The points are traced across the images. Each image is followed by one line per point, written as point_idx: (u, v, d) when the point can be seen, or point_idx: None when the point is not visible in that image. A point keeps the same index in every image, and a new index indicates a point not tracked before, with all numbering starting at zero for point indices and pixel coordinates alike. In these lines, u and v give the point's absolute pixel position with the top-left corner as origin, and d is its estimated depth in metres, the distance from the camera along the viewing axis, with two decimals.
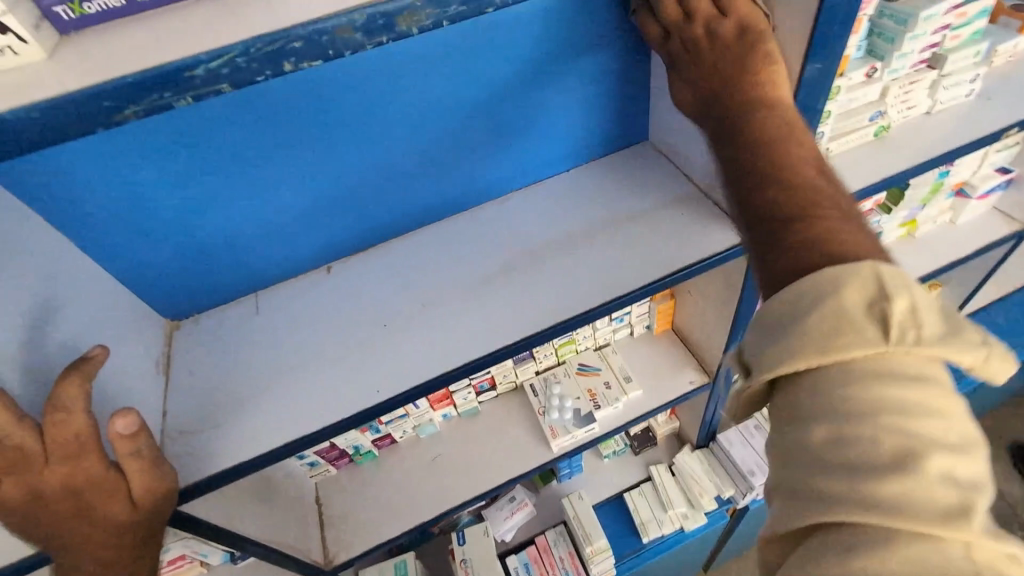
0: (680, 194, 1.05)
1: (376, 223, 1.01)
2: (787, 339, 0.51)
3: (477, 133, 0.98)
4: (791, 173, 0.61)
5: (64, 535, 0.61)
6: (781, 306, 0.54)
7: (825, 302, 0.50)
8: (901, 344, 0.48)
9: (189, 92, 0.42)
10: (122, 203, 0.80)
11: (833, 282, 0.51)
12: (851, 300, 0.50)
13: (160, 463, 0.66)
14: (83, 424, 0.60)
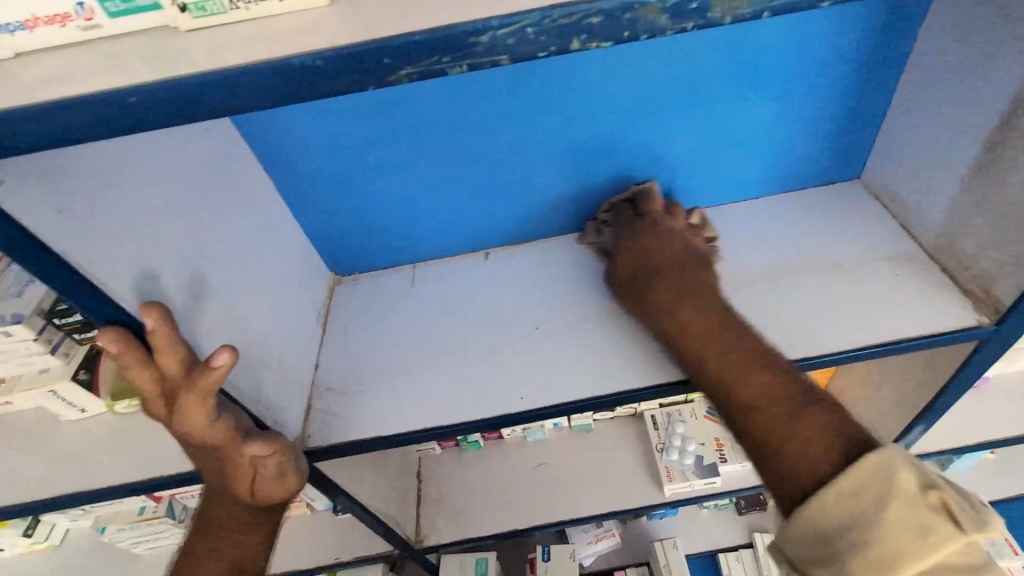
0: (899, 251, 0.89)
1: (543, 218, 0.97)
2: (842, 532, 0.53)
3: (672, 141, 0.90)
4: (745, 386, 0.66)
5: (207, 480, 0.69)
6: (828, 530, 0.53)
7: (877, 494, 0.52)
8: (941, 538, 0.49)
9: (467, 60, 0.37)
10: (318, 156, 0.82)
11: (875, 478, 0.53)
12: (900, 490, 0.52)
13: (285, 473, 0.69)
14: (209, 413, 0.58)
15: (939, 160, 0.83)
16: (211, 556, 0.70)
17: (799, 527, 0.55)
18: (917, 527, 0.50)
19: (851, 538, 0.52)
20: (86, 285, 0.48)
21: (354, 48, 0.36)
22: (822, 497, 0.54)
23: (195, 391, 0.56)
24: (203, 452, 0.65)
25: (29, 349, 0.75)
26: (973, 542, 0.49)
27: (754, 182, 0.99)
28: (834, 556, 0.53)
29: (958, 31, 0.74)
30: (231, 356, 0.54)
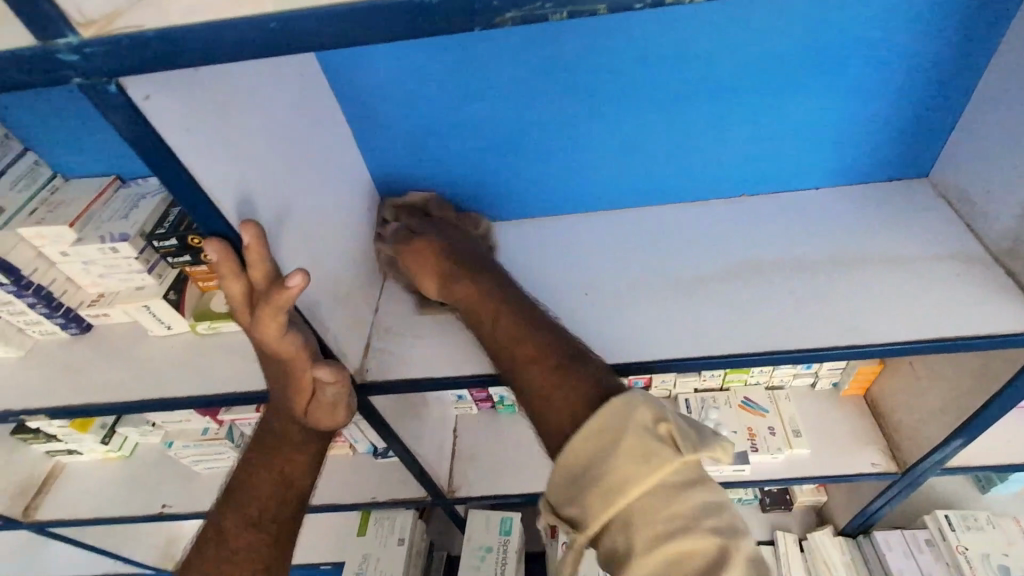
0: (961, 251, 0.87)
1: (600, 188, 1.00)
2: (589, 473, 0.56)
3: (734, 122, 0.92)
4: (514, 357, 0.72)
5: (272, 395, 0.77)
6: (573, 474, 0.57)
7: (615, 432, 0.56)
8: (644, 458, 0.53)
9: (567, 7, 0.40)
10: (396, 107, 0.89)
11: (607, 425, 0.57)
12: (628, 425, 0.56)
13: (338, 406, 0.75)
14: (280, 327, 0.64)
15: (1015, 159, 0.81)
16: (265, 464, 0.80)
17: (554, 472, 0.59)
18: (645, 461, 0.53)
19: (592, 476, 0.55)
20: (207, 202, 0.55)
21: None
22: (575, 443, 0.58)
23: (268, 302, 0.61)
24: (272, 365, 0.72)
25: (130, 266, 0.85)
26: (692, 462, 0.54)
27: (815, 171, 0.99)
28: (581, 496, 0.56)
29: None
30: (302, 279, 0.58)
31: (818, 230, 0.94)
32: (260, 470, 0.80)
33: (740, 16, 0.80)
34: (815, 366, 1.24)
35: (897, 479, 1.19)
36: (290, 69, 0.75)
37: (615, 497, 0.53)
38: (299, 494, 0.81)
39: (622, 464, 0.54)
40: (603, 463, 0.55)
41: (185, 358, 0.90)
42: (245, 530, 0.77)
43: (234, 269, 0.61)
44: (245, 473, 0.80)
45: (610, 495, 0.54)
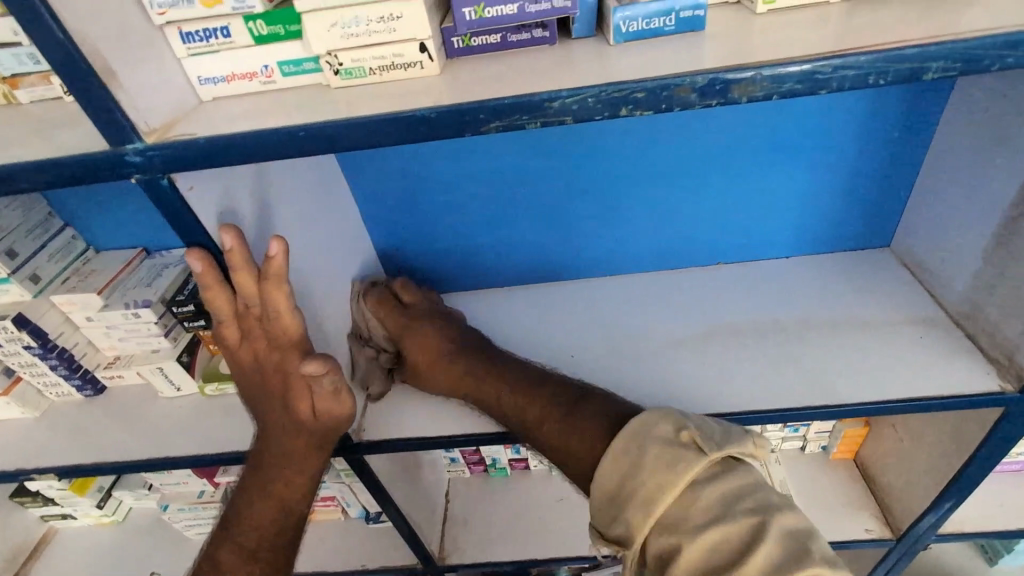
0: (921, 316, 0.94)
1: (585, 258, 1.09)
2: (638, 494, 0.59)
3: (706, 199, 1.01)
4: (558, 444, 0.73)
5: (270, 401, 0.70)
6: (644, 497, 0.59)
7: (641, 445, 0.62)
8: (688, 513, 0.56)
9: (540, 118, 0.49)
10: (400, 190, 0.99)
11: (640, 441, 0.62)
12: (653, 437, 0.62)
13: (339, 393, 0.69)
14: (289, 303, 0.63)
15: (959, 231, 0.89)
16: (269, 487, 0.75)
17: (595, 496, 0.64)
18: (761, 541, 0.52)
19: (632, 487, 0.60)
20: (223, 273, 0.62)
21: (461, 106, 0.49)
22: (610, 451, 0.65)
23: (269, 281, 0.60)
24: (270, 347, 0.66)
25: (149, 330, 0.91)
26: (719, 461, 0.58)
27: (786, 242, 1.07)
28: (622, 500, 0.61)
29: (974, 116, 0.83)
30: (281, 245, 0.59)
31: (788, 297, 1.01)
32: (266, 492, 0.75)
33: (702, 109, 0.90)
34: (802, 429, 1.27)
35: (896, 548, 1.15)
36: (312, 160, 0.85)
37: (657, 510, 0.57)
38: (299, 514, 0.78)
39: (676, 456, 0.59)
40: (663, 502, 0.57)
41: (193, 418, 0.95)
42: (256, 558, 0.76)
43: (245, 267, 0.60)
44: (246, 495, 0.76)
45: (651, 499, 0.58)
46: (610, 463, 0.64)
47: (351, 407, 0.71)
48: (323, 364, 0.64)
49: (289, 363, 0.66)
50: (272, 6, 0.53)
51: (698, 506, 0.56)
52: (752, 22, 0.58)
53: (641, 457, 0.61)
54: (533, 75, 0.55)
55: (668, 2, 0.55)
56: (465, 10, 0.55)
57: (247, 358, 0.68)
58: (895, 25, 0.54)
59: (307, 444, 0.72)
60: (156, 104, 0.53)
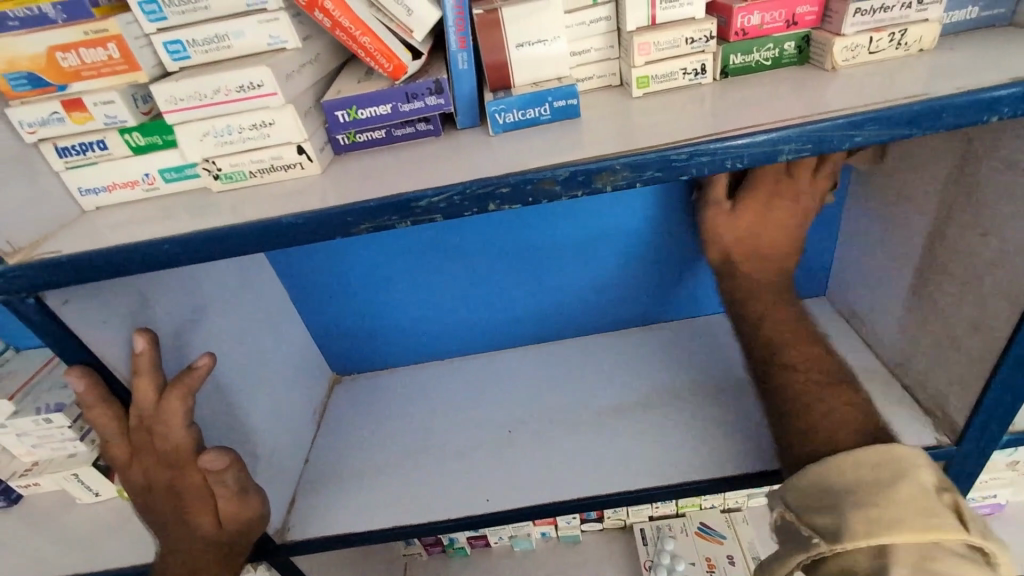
0: (858, 367, 0.93)
1: (525, 329, 1.06)
2: (887, 515, 0.53)
3: (641, 266, 0.99)
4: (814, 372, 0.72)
5: (169, 518, 0.65)
6: (819, 489, 0.58)
7: (898, 475, 0.55)
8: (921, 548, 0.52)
9: (409, 217, 0.49)
10: (329, 278, 0.96)
11: (902, 470, 0.55)
12: (921, 483, 0.55)
13: (246, 493, 0.66)
14: (186, 414, 0.60)
15: (882, 280, 0.90)
16: None
17: (804, 476, 0.60)
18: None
19: (875, 508, 0.54)
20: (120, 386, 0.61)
21: (329, 212, 0.49)
22: (865, 462, 0.57)
23: (169, 390, 0.60)
24: (163, 461, 0.62)
25: (63, 434, 0.87)
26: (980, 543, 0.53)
27: None
28: (835, 509, 0.56)
29: (876, 172, 0.86)
30: (209, 358, 0.62)
31: None
32: None
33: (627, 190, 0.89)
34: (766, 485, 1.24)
35: None
36: (220, 263, 0.84)
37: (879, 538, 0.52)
38: None
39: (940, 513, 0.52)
40: (890, 533, 0.52)
41: (112, 526, 0.90)
42: None
43: (150, 372, 0.59)
44: None
45: (886, 528, 0.52)
46: (862, 472, 0.57)
47: (262, 507, 0.69)
48: (228, 459, 0.63)
49: (187, 472, 0.63)
50: (147, 118, 0.54)
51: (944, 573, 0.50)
52: (629, 104, 0.59)
53: (924, 498, 0.54)
54: (412, 169, 0.55)
55: (541, 93, 0.56)
56: (339, 113, 0.56)
57: (139, 477, 0.64)
58: (759, 105, 0.55)
59: (213, 562, 0.67)
60: (25, 222, 0.52)
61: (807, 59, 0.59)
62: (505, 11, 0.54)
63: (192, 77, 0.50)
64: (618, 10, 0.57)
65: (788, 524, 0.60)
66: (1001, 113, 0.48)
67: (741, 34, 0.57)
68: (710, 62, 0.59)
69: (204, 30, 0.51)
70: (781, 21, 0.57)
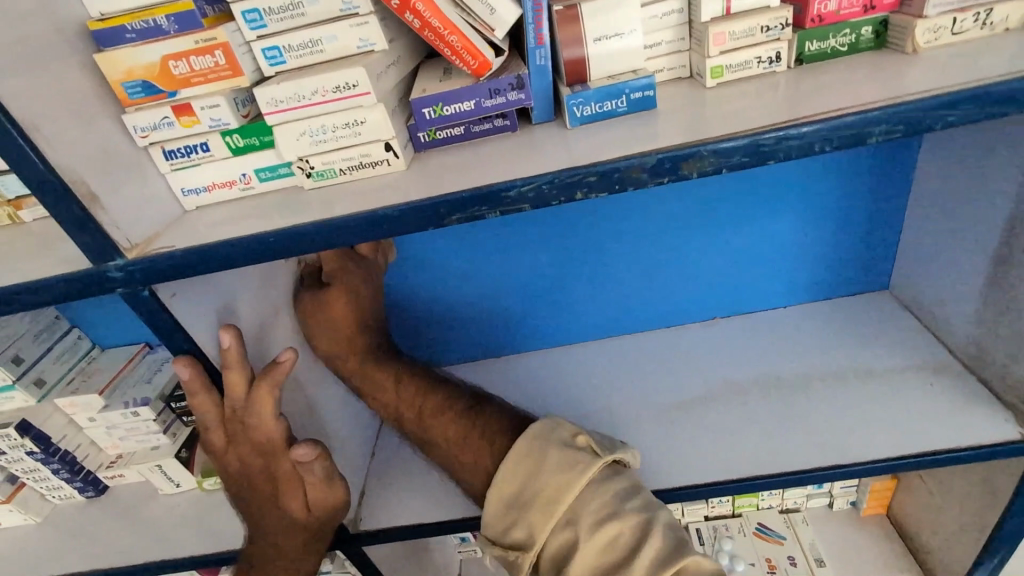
0: (929, 360, 0.90)
1: (581, 322, 1.08)
2: (535, 496, 0.65)
3: (697, 256, 1.01)
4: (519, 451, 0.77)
5: (262, 498, 0.69)
6: (514, 474, 0.69)
7: (537, 449, 0.68)
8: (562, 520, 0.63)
9: (499, 207, 0.51)
10: (397, 272, 1.00)
11: (540, 450, 0.68)
12: (548, 442, 0.68)
13: (333, 480, 0.69)
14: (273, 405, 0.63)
15: (953, 270, 0.87)
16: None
17: (489, 508, 0.69)
18: (649, 537, 0.58)
19: (531, 495, 0.66)
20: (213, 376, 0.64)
21: (423, 203, 0.51)
22: (505, 463, 0.70)
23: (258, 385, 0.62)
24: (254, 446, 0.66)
25: (148, 427, 0.91)
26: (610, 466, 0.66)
27: (783, 291, 1.05)
28: (518, 517, 0.66)
29: (945, 159, 0.84)
30: (292, 353, 0.64)
31: (788, 350, 0.98)
32: None
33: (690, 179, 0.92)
34: (827, 485, 1.20)
35: None
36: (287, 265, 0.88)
37: (555, 518, 0.63)
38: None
39: (570, 468, 0.64)
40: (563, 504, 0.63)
41: (192, 516, 0.94)
42: None
43: (239, 366, 0.62)
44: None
45: (553, 507, 0.63)
46: (512, 466, 0.69)
47: (344, 493, 0.70)
48: (315, 451, 0.64)
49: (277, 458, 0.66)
50: (246, 121, 0.57)
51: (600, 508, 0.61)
52: (703, 95, 0.60)
53: (534, 474, 0.67)
54: (494, 162, 0.57)
55: (618, 86, 0.58)
56: (425, 110, 0.58)
57: (233, 458, 0.68)
58: (839, 90, 0.55)
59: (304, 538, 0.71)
60: (139, 220, 0.56)
61: (883, 44, 0.59)
62: (585, 6, 0.55)
63: (290, 80, 0.54)
64: (691, 3, 0.58)
65: (498, 557, 0.67)
66: None
67: (817, 20, 0.58)
68: (785, 50, 0.59)
69: (300, 35, 0.54)
70: (858, 6, 0.57)
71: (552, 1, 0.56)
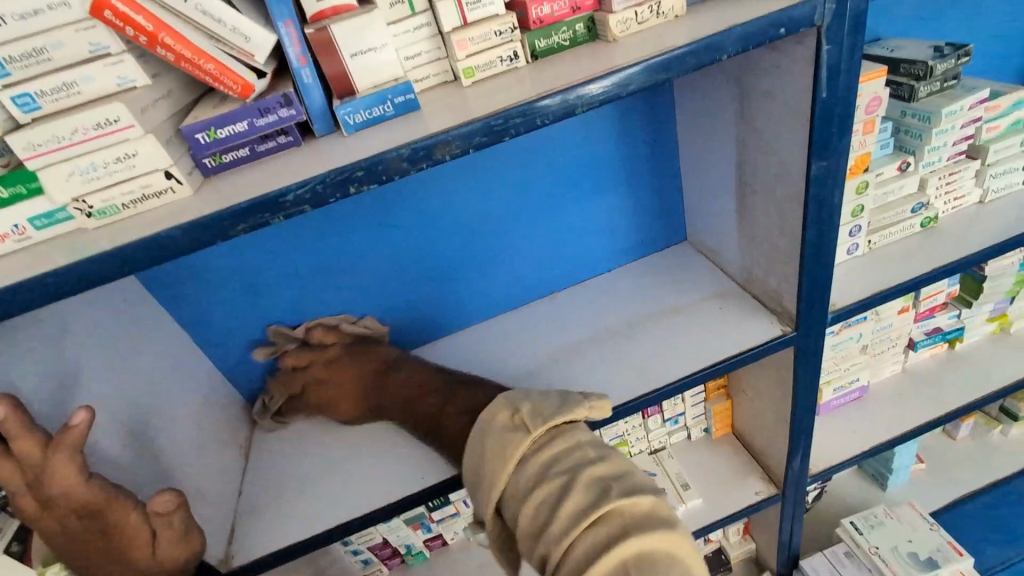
0: (718, 290, 1.08)
1: (431, 318, 1.13)
2: (483, 481, 0.64)
3: (521, 234, 1.10)
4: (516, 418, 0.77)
5: (98, 558, 0.65)
6: (472, 461, 0.67)
7: (484, 435, 0.67)
8: (504, 494, 0.61)
9: (281, 212, 0.57)
10: (232, 300, 0.99)
11: (483, 436, 0.67)
12: (491, 426, 0.67)
13: (189, 536, 0.69)
14: (81, 473, 0.61)
15: (717, 213, 1.06)
16: None
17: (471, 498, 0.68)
18: (570, 490, 0.56)
19: (479, 481, 0.65)
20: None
21: (208, 218, 0.56)
22: (466, 458, 0.69)
23: (66, 455, 0.60)
24: (73, 510, 0.62)
25: None
26: (549, 430, 0.63)
27: (604, 255, 1.19)
28: (480, 500, 0.65)
29: (691, 124, 1.03)
30: (87, 412, 0.61)
31: (613, 305, 1.12)
32: None
33: (494, 160, 1.01)
34: (680, 419, 1.37)
35: (783, 500, 1.26)
36: (93, 291, 0.85)
37: (497, 494, 0.61)
38: None
39: (507, 441, 0.63)
40: (499, 481, 0.61)
41: None
42: None
43: (26, 433, 0.59)
44: None
45: (493, 483, 0.62)
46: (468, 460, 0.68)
47: (178, 493, 0.67)
48: (176, 500, 0.67)
49: (104, 518, 0.63)
50: (7, 170, 0.56)
51: (536, 474, 0.60)
52: (462, 93, 0.70)
53: (480, 458, 0.66)
54: (277, 175, 0.62)
55: (381, 93, 0.65)
56: (199, 136, 0.61)
57: (53, 527, 0.63)
58: (562, 75, 0.67)
59: None
60: None
61: (597, 36, 0.73)
62: (334, 28, 0.62)
63: (46, 123, 0.54)
64: (435, 16, 0.67)
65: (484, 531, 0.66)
66: (729, 52, 0.65)
67: (538, 22, 0.70)
68: (520, 48, 0.70)
69: (53, 80, 0.55)
70: (567, 8, 0.70)
71: (306, 26, 0.62)
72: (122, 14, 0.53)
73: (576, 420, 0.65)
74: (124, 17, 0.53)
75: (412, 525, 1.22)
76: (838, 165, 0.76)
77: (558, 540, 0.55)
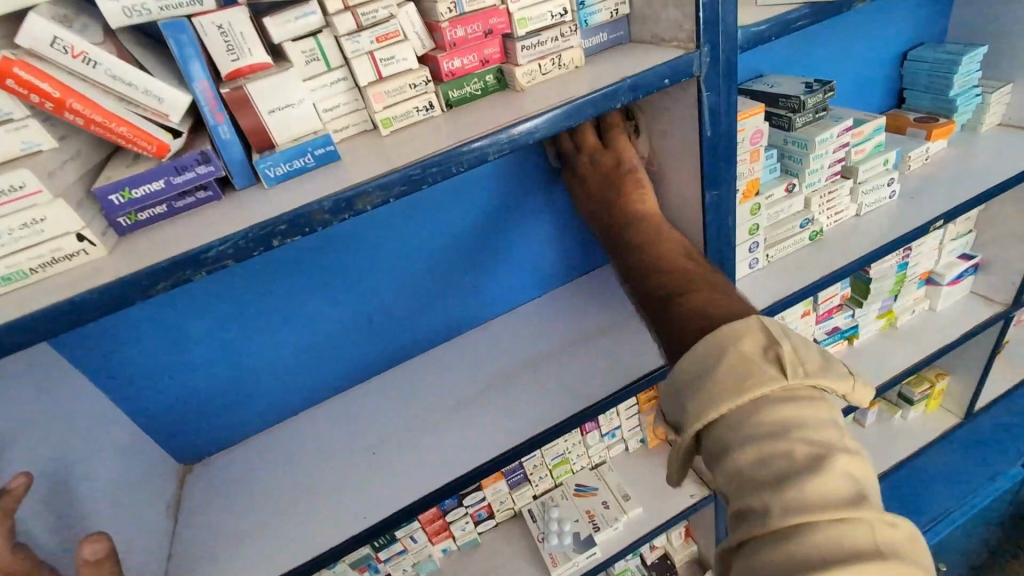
0: None
1: (366, 356, 1.14)
2: (706, 390, 0.60)
3: (452, 268, 1.15)
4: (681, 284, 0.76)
5: None
6: (695, 363, 0.62)
7: (724, 349, 0.61)
8: (742, 426, 0.57)
9: (203, 268, 0.58)
10: (156, 355, 0.96)
11: (723, 345, 0.61)
12: (740, 340, 0.61)
13: None
14: (9, 538, 0.60)
15: None
16: None
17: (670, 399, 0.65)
18: (822, 471, 0.51)
19: (703, 387, 0.60)
20: None
21: (122, 279, 0.56)
22: (688, 356, 0.63)
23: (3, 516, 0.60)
24: None
25: None
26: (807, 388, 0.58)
27: (532, 284, 1.25)
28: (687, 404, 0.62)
29: None
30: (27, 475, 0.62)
31: (544, 329, 1.17)
32: None
33: (422, 201, 1.05)
34: (618, 433, 1.42)
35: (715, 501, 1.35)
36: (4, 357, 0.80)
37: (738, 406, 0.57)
38: None
39: (754, 370, 0.58)
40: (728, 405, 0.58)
41: None
42: None
43: None
44: None
45: (725, 401, 0.58)
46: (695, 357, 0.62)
47: (107, 537, 0.64)
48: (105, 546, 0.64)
49: None
50: None
51: (781, 424, 0.55)
52: (381, 142, 0.73)
53: (715, 365, 0.60)
54: (194, 230, 0.62)
55: (301, 146, 0.67)
56: (113, 196, 0.61)
57: None
58: (475, 124, 0.72)
59: None
60: None
61: (506, 85, 0.79)
62: (250, 87, 0.63)
63: None
64: (351, 72, 0.71)
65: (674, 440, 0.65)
66: (622, 101, 0.72)
67: (450, 75, 0.75)
68: (434, 99, 0.75)
69: None
70: (476, 62, 0.75)
71: (221, 86, 0.64)
72: (27, 82, 0.53)
73: (828, 391, 0.60)
74: (29, 85, 0.53)
75: (358, 567, 1.20)
76: (728, 193, 0.86)
77: (788, 513, 0.50)
